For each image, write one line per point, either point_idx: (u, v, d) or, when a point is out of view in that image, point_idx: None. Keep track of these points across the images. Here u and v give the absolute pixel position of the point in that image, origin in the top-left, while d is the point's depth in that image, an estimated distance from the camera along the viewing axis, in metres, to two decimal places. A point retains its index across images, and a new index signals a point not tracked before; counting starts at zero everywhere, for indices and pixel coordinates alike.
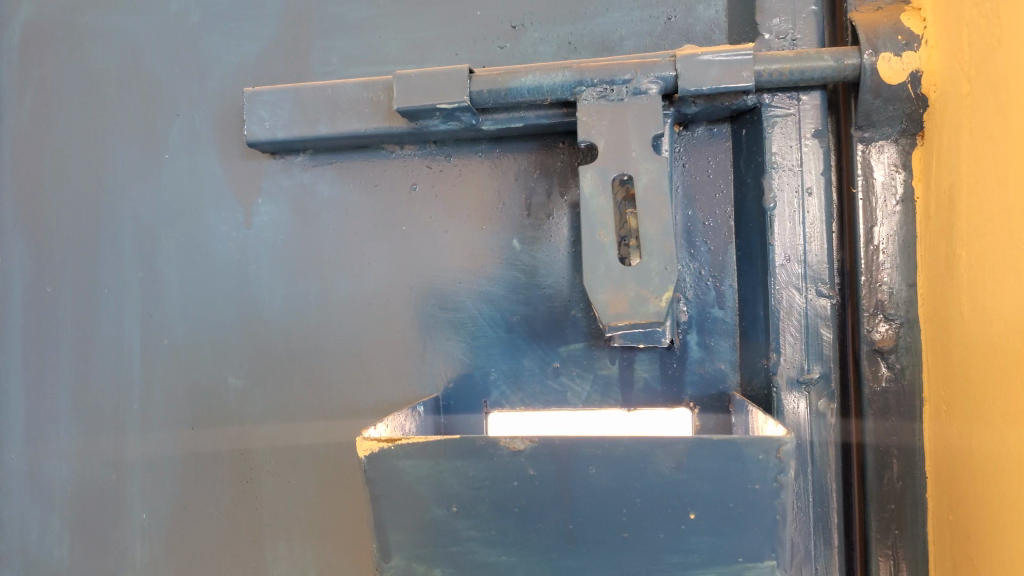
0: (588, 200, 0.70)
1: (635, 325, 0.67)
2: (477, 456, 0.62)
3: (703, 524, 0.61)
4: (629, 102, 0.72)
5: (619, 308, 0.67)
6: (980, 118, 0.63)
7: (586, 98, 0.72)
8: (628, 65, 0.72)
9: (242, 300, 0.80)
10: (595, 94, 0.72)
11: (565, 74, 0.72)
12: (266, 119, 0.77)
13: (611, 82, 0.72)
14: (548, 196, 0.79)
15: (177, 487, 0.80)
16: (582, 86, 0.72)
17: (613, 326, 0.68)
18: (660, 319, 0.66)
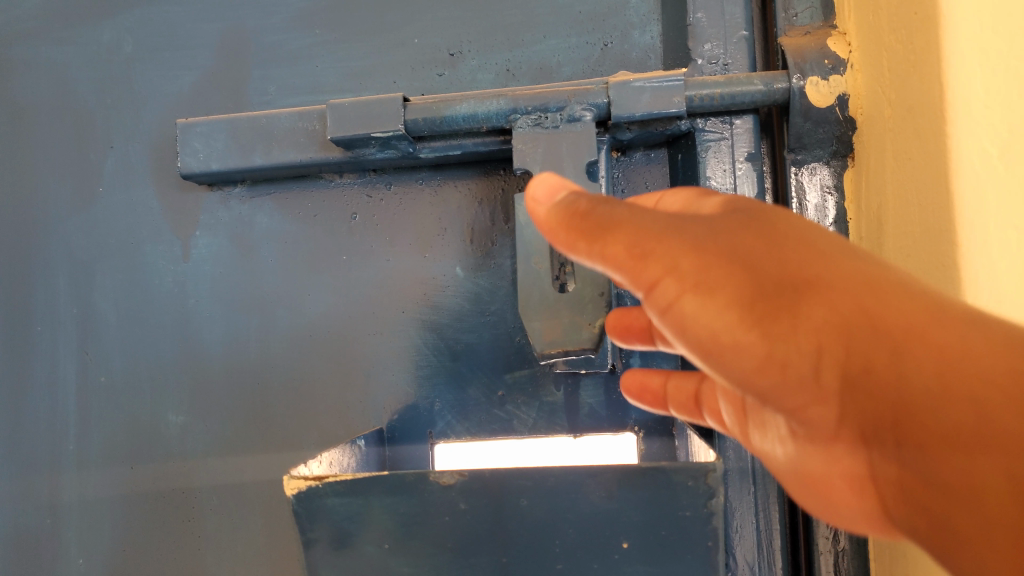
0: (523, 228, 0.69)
1: (569, 352, 0.67)
2: (406, 492, 0.62)
3: (637, 552, 0.62)
4: (563, 128, 0.71)
5: (553, 335, 0.67)
6: (901, 140, 0.64)
7: (521, 126, 0.71)
8: (562, 92, 0.71)
9: (182, 334, 0.79)
10: (530, 121, 0.71)
11: (500, 101, 0.72)
12: (199, 151, 0.76)
13: (545, 109, 0.71)
14: (491, 222, 0.78)
15: (117, 529, 0.78)
16: (517, 113, 0.72)
17: (546, 354, 0.67)
18: (593, 346, 0.66)
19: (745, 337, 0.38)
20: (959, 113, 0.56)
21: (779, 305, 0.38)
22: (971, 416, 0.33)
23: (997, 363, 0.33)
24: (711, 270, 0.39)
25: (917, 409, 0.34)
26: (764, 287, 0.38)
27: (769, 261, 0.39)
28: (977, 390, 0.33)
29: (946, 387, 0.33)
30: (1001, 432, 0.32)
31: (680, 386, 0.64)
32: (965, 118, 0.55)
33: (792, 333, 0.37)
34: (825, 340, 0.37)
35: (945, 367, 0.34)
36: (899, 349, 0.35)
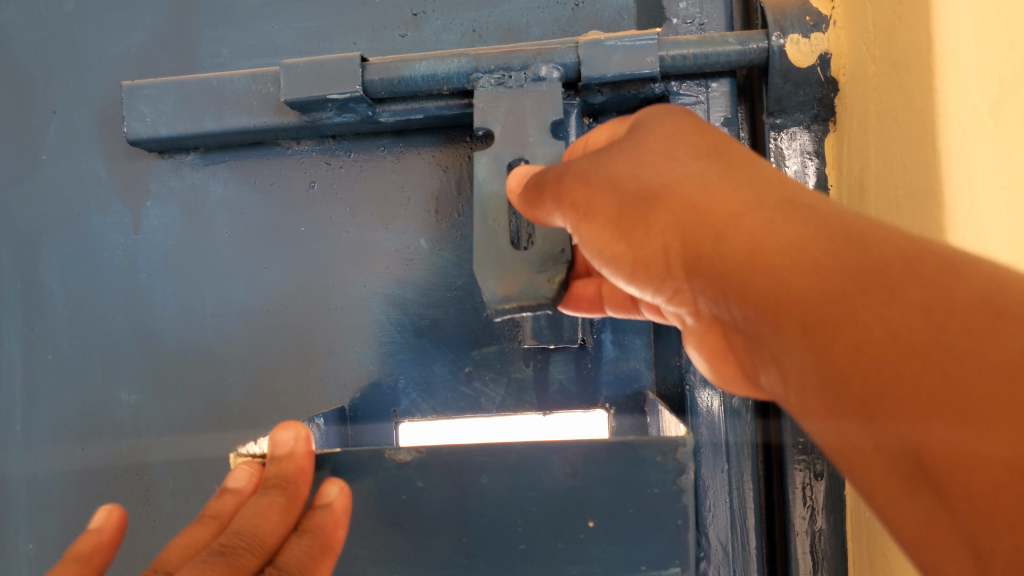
0: (480, 183, 0.65)
1: (524, 309, 0.61)
2: (361, 471, 0.60)
3: (604, 532, 0.59)
4: (527, 88, 0.67)
5: (508, 289, 0.61)
6: (885, 99, 0.61)
7: (484, 86, 0.67)
8: (527, 50, 0.67)
9: (132, 309, 0.75)
10: (493, 80, 0.67)
11: (461, 60, 0.68)
12: (146, 116, 0.72)
13: (509, 69, 0.68)
14: (457, 191, 0.74)
15: (67, 512, 0.75)
16: (479, 73, 0.68)
17: (500, 311, 0.61)
18: (550, 301, 0.60)
19: (617, 248, 0.45)
20: (949, 66, 0.52)
21: (634, 213, 0.43)
22: (779, 286, 0.34)
23: (816, 241, 0.34)
24: (589, 194, 0.45)
25: (737, 287, 0.36)
26: (623, 200, 0.43)
27: (630, 176, 0.44)
28: (791, 267, 0.34)
29: (759, 262, 0.35)
30: (802, 298, 0.33)
31: (615, 291, 0.62)
32: (955, 71, 0.52)
33: (645, 237, 0.42)
34: (669, 238, 0.41)
35: (761, 246, 0.36)
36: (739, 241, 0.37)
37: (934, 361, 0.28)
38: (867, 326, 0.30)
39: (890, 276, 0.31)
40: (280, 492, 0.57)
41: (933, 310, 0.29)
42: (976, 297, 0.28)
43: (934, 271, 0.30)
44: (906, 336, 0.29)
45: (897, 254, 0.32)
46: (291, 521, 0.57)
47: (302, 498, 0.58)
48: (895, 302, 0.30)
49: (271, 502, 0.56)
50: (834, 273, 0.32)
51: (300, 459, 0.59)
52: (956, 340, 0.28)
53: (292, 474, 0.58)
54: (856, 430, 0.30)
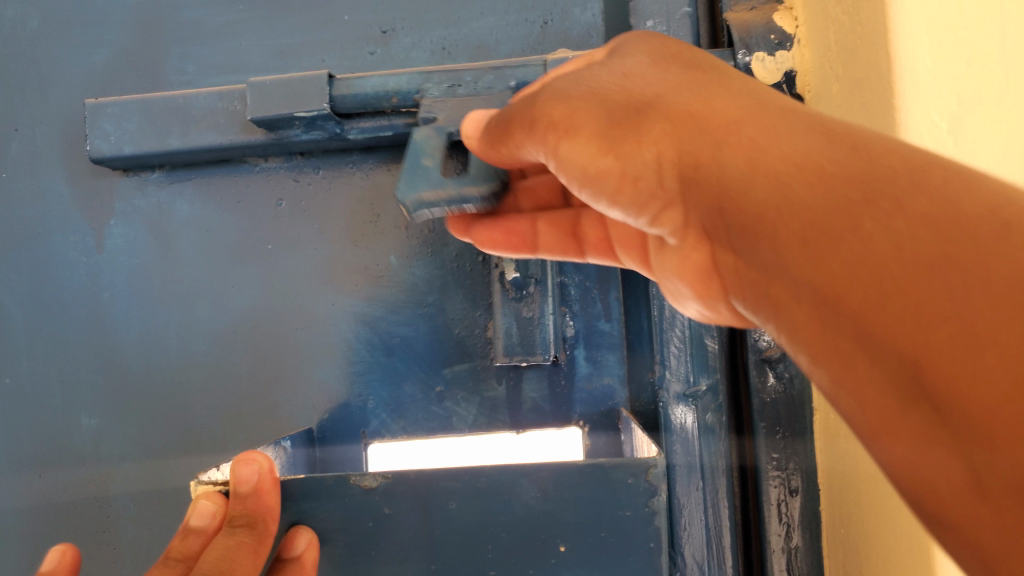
0: (416, 144, 0.60)
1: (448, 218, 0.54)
2: (326, 497, 0.59)
3: (576, 557, 0.58)
4: (479, 95, 0.66)
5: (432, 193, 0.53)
6: (850, 117, 0.61)
7: (433, 92, 0.66)
8: (478, 65, 0.67)
9: (94, 329, 0.73)
10: (442, 88, 0.66)
11: (411, 73, 0.68)
12: (111, 134, 0.70)
13: (459, 79, 0.67)
14: None
15: (24, 541, 0.72)
16: (429, 83, 0.67)
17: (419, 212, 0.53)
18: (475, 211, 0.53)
19: (603, 163, 0.42)
20: (908, 87, 0.52)
21: (626, 124, 0.40)
22: (779, 195, 0.33)
23: (822, 151, 0.33)
24: (572, 112, 0.42)
25: (735, 194, 0.35)
26: (614, 113, 0.41)
27: (622, 89, 0.41)
28: (796, 174, 0.33)
29: (761, 171, 0.34)
30: (804, 202, 0.32)
31: (552, 229, 0.60)
32: (914, 91, 0.52)
33: (637, 148, 0.40)
34: (662, 153, 0.39)
35: (762, 155, 0.34)
36: (742, 151, 0.35)
37: (937, 266, 0.27)
38: (872, 228, 0.29)
39: (894, 183, 0.30)
40: (248, 534, 0.55)
41: (940, 219, 0.28)
42: (986, 209, 0.28)
43: (942, 180, 0.30)
44: (910, 244, 0.28)
45: (903, 165, 0.31)
46: (263, 559, 0.56)
47: (272, 536, 0.57)
48: (903, 208, 0.29)
49: (240, 543, 0.55)
50: (839, 182, 0.31)
51: (266, 494, 0.57)
52: (960, 248, 0.27)
53: (260, 511, 0.57)
54: (852, 334, 0.29)
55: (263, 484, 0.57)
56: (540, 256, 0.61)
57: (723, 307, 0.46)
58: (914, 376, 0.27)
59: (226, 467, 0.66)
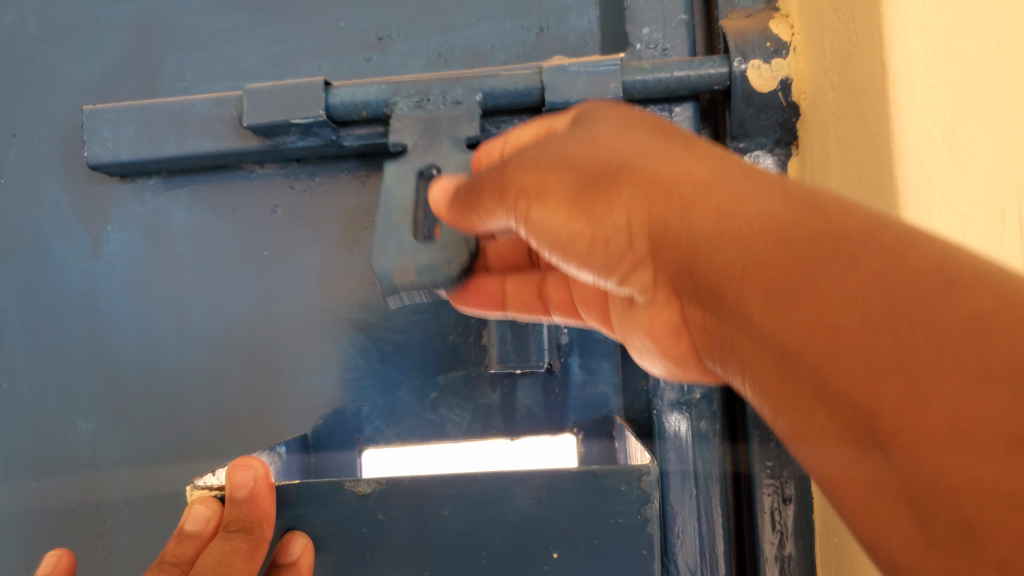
0: (388, 190, 0.62)
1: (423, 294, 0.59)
2: (320, 502, 0.59)
3: (568, 565, 0.58)
4: (447, 111, 0.67)
5: (405, 266, 0.57)
6: (845, 124, 0.60)
7: (401, 109, 0.67)
8: (446, 77, 0.68)
9: (91, 334, 0.74)
10: (410, 104, 0.67)
11: (380, 85, 0.68)
12: (108, 140, 0.71)
13: (427, 93, 0.68)
14: None
15: (21, 544, 0.73)
16: (397, 96, 0.68)
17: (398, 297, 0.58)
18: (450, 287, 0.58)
19: (575, 228, 0.43)
20: (904, 94, 0.51)
21: (597, 188, 0.41)
22: (740, 256, 0.34)
23: (779, 214, 0.34)
24: (542, 178, 0.43)
25: (699, 261, 0.37)
26: (582, 178, 0.42)
27: (587, 156, 0.42)
28: (756, 237, 0.34)
29: (723, 231, 0.35)
30: (763, 266, 0.33)
31: (519, 287, 0.63)
32: (909, 99, 0.51)
33: (606, 212, 0.41)
34: (630, 221, 0.40)
35: (722, 216, 0.35)
36: (704, 216, 0.36)
37: (889, 326, 0.27)
38: (826, 291, 0.30)
39: (849, 243, 0.30)
40: (244, 539, 0.57)
41: (892, 276, 0.28)
42: (935, 266, 0.28)
43: (895, 239, 0.30)
44: (862, 307, 0.28)
45: (859, 227, 0.31)
46: (257, 564, 0.57)
47: (267, 541, 0.58)
48: (857, 268, 0.29)
49: (236, 548, 0.56)
50: (797, 245, 0.32)
51: (261, 499, 0.57)
52: (911, 304, 0.27)
53: (256, 517, 0.57)
54: (813, 398, 0.31)
55: (258, 490, 0.57)
56: (508, 313, 0.64)
57: (692, 356, 0.47)
58: (871, 437, 0.28)
59: (221, 472, 0.67)
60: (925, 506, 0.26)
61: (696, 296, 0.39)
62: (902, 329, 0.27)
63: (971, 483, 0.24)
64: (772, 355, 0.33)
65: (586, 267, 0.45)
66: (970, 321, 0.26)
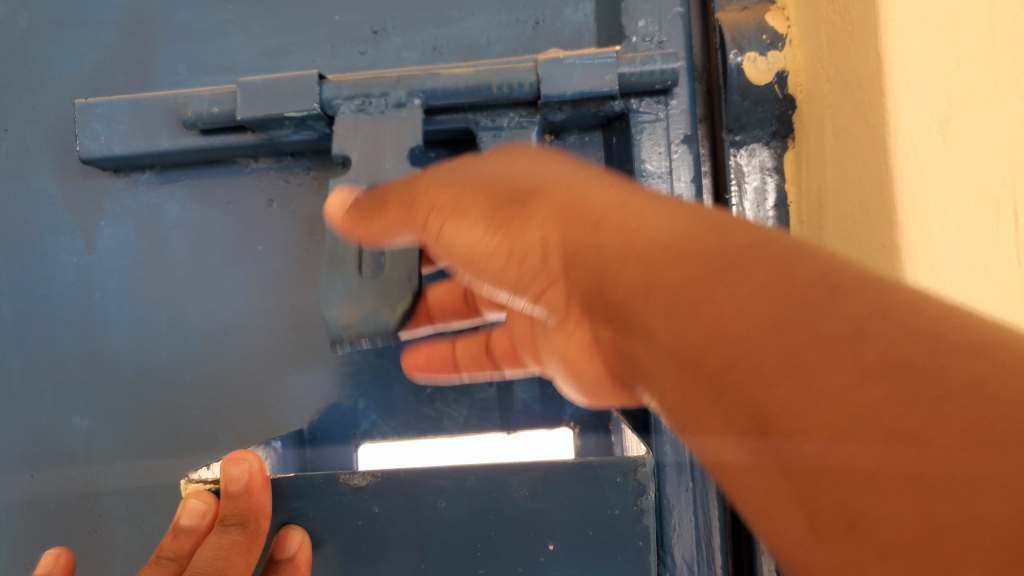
0: None
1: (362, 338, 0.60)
2: (316, 495, 0.59)
3: (565, 557, 0.58)
4: (390, 115, 0.67)
5: (348, 318, 0.60)
6: (841, 116, 0.60)
7: (345, 111, 0.67)
8: (387, 78, 0.68)
9: (84, 329, 0.73)
10: (353, 107, 0.67)
11: (322, 86, 0.67)
12: (100, 134, 0.70)
13: (369, 95, 0.67)
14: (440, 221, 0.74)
15: (16, 539, 0.73)
16: (339, 99, 0.67)
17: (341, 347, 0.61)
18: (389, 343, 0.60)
19: (494, 242, 0.46)
20: (898, 85, 0.51)
21: (512, 211, 0.44)
22: (642, 271, 0.35)
23: (677, 231, 0.35)
24: (456, 194, 0.47)
25: (607, 275, 0.38)
26: (495, 201, 0.45)
27: (500, 179, 0.46)
28: (656, 253, 0.35)
29: (631, 251, 0.36)
30: (665, 279, 0.34)
31: (469, 349, 0.70)
32: (905, 89, 0.51)
33: (523, 229, 0.44)
34: (545, 240, 0.43)
35: (622, 226, 0.38)
36: (601, 236, 0.39)
37: (776, 331, 0.28)
38: (719, 296, 0.31)
39: (740, 257, 0.32)
40: (241, 533, 0.56)
41: (777, 289, 0.29)
42: (820, 275, 0.29)
43: (782, 254, 0.31)
44: (755, 314, 0.29)
45: (751, 241, 0.33)
46: (257, 556, 0.57)
47: (264, 534, 0.57)
48: (746, 276, 0.31)
49: (233, 542, 0.56)
50: (698, 257, 0.33)
51: (257, 493, 0.57)
52: (796, 313, 0.28)
53: (252, 510, 0.57)
54: (711, 403, 0.31)
55: (254, 483, 0.57)
56: (462, 376, 0.70)
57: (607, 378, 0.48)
58: (763, 442, 0.28)
59: (216, 467, 0.66)
60: (820, 508, 0.26)
61: (604, 314, 0.40)
62: (790, 327, 0.28)
63: (851, 477, 0.25)
64: (676, 364, 0.33)
65: (508, 280, 0.47)
66: (846, 319, 0.27)
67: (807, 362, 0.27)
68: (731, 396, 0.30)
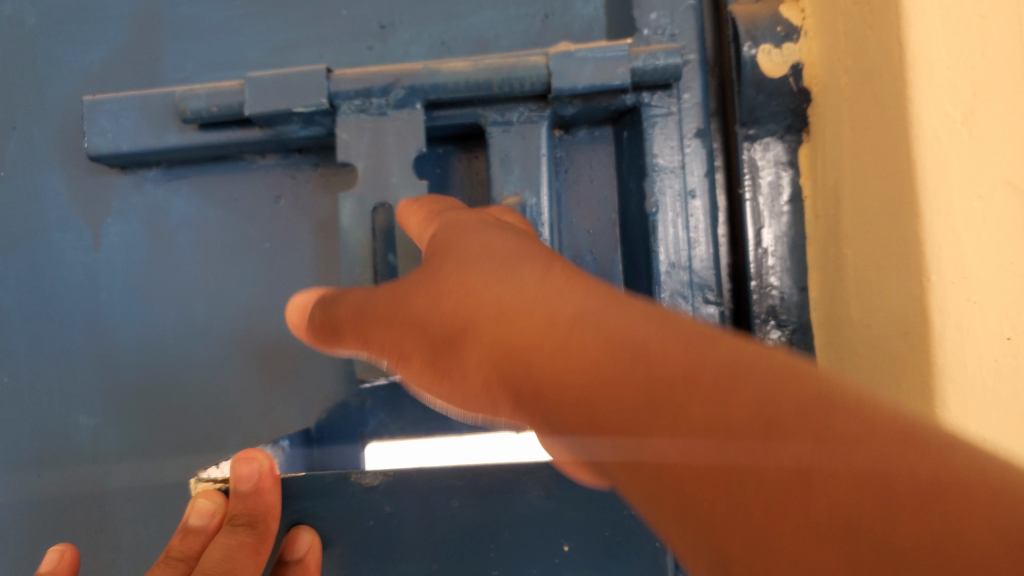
0: (346, 233, 0.66)
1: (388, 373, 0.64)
2: (325, 495, 0.58)
3: (579, 558, 0.57)
4: (391, 117, 0.67)
5: None
6: (859, 109, 0.58)
7: (346, 112, 0.67)
8: (386, 74, 0.67)
9: (91, 328, 0.73)
10: (354, 108, 0.67)
11: (320, 80, 0.66)
12: (108, 131, 0.70)
13: (369, 94, 0.67)
14: None
15: (23, 539, 0.72)
16: (340, 97, 0.67)
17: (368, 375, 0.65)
18: None
19: (443, 387, 0.43)
20: (921, 74, 0.49)
21: (445, 351, 0.41)
22: (565, 393, 0.32)
23: (576, 339, 0.33)
24: (398, 339, 0.46)
25: (539, 386, 0.33)
26: (426, 332, 0.43)
27: (422, 313, 0.43)
28: (570, 371, 0.32)
29: (554, 372, 0.33)
30: (586, 410, 0.31)
31: None
32: (929, 78, 0.49)
33: (462, 369, 0.40)
34: (486, 371, 0.37)
35: (518, 331, 0.36)
36: (524, 360, 0.34)
37: (708, 451, 0.27)
38: (633, 363, 0.31)
39: (643, 369, 0.30)
40: (249, 534, 0.55)
41: (681, 398, 0.29)
42: (716, 371, 0.29)
43: (664, 352, 0.30)
44: (678, 437, 0.27)
45: (635, 338, 0.32)
46: (266, 557, 0.57)
47: (273, 535, 0.56)
48: (619, 335, 0.32)
49: (242, 543, 0.55)
50: (605, 368, 0.31)
51: (266, 494, 0.56)
52: (718, 427, 0.27)
53: (261, 511, 0.56)
54: (686, 551, 0.28)
55: (263, 484, 0.56)
56: None
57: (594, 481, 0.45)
58: None
59: (224, 466, 0.66)
60: None
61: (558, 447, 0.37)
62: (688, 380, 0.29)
63: None
64: (642, 499, 0.31)
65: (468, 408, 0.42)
66: (687, 344, 0.31)
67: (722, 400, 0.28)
68: (700, 539, 0.27)
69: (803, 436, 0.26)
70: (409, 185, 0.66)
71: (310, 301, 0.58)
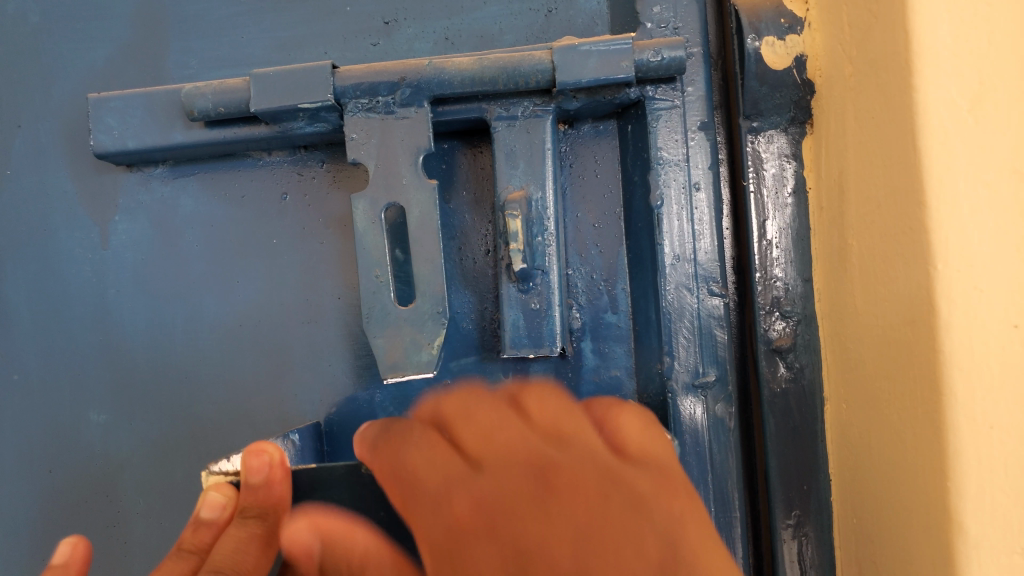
0: (362, 237, 0.66)
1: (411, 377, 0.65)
2: (336, 487, 0.58)
3: None
4: (398, 114, 0.67)
5: (393, 357, 0.65)
6: (863, 100, 0.59)
7: (353, 110, 0.67)
8: (392, 71, 0.67)
9: (99, 326, 0.73)
10: (361, 106, 0.67)
11: (326, 77, 0.66)
12: (114, 128, 0.70)
13: (376, 92, 0.67)
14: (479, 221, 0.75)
15: (35, 535, 0.73)
16: (347, 95, 0.67)
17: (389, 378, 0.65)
18: (432, 369, 0.64)
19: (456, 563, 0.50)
20: (927, 64, 0.50)
21: (456, 551, 0.50)
22: (518, 543, 0.49)
23: (509, 510, 0.51)
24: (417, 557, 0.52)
25: (515, 537, 0.49)
26: (434, 543, 0.51)
27: (433, 531, 0.52)
28: (515, 559, 0.48)
29: (512, 552, 0.49)
30: (535, 560, 0.48)
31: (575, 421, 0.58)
32: (935, 69, 0.49)
33: (475, 554, 0.49)
34: (495, 552, 0.49)
35: (488, 518, 0.51)
36: (494, 533, 0.50)
37: (590, 558, 0.47)
38: (542, 497, 0.51)
39: (550, 553, 0.48)
40: (259, 525, 0.56)
41: (569, 545, 0.48)
42: (580, 536, 0.48)
43: (544, 503, 0.51)
44: (569, 556, 0.47)
45: (535, 537, 0.49)
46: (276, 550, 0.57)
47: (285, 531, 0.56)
48: (520, 465, 0.53)
49: (251, 535, 0.55)
50: (533, 534, 0.49)
51: (277, 487, 0.57)
52: (593, 554, 0.47)
53: (271, 502, 0.56)
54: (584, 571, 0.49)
55: (274, 476, 0.57)
56: None
57: None
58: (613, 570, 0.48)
59: (235, 460, 0.66)
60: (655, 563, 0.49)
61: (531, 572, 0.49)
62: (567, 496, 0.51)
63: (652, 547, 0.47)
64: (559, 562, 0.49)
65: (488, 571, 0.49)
66: (557, 500, 0.50)
67: (574, 478, 0.52)
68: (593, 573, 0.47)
69: (604, 475, 0.52)
70: (416, 180, 0.66)
71: (368, 436, 0.58)
